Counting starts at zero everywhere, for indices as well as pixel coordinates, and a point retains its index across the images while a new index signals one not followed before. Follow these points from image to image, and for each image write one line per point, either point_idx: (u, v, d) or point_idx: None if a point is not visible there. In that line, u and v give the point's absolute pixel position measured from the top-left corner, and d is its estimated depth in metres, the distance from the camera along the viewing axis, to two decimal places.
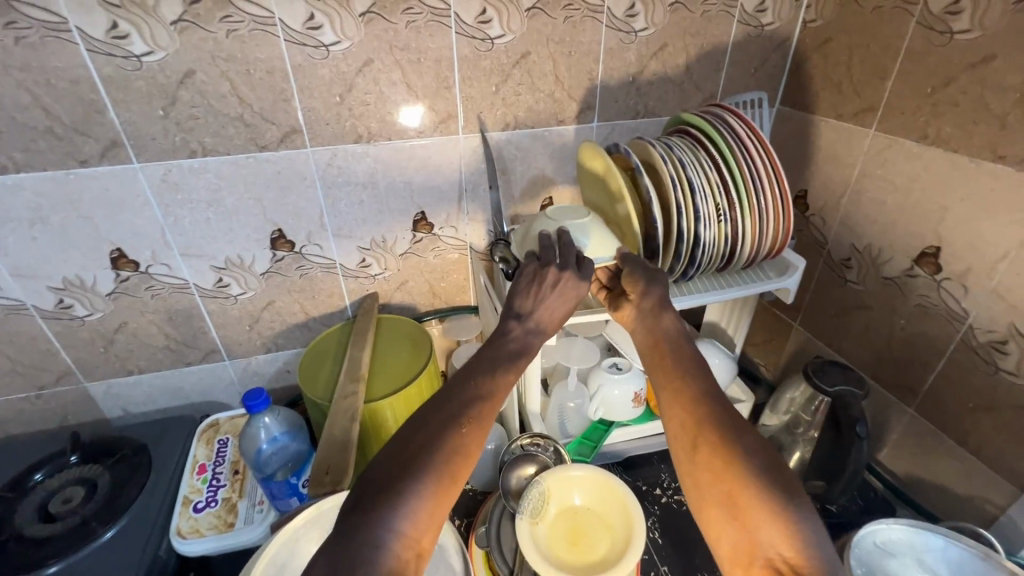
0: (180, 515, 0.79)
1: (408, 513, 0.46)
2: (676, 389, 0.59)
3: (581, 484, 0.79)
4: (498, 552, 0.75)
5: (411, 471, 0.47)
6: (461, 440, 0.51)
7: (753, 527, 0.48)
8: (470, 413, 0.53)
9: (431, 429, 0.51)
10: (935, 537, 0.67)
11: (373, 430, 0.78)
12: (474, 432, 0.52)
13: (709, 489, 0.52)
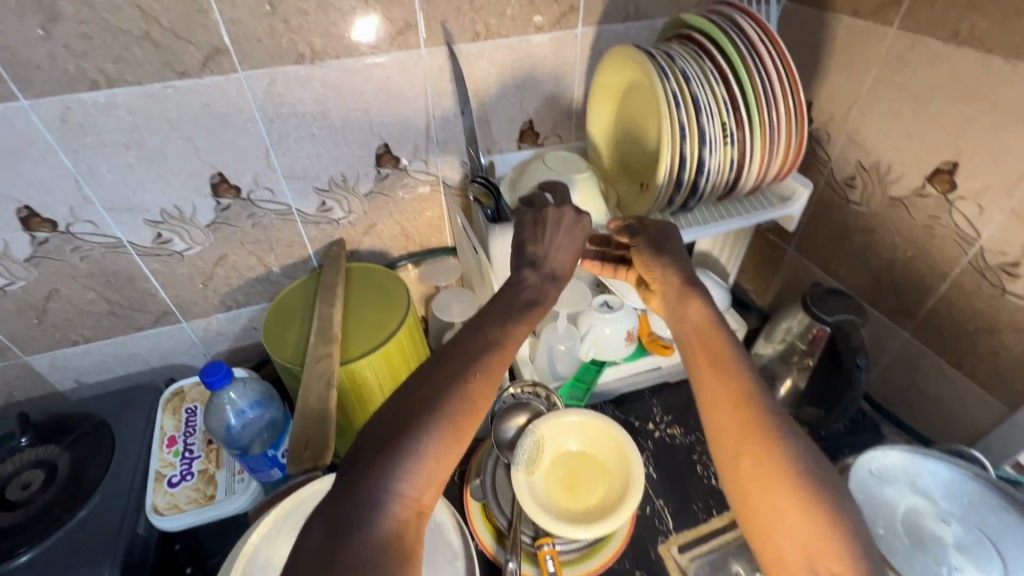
0: (154, 491, 0.74)
1: (407, 473, 0.40)
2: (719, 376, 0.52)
3: (576, 430, 0.76)
4: (495, 505, 0.72)
5: (409, 431, 0.41)
6: (470, 394, 0.44)
7: (802, 544, 0.42)
8: (478, 366, 0.46)
9: (436, 380, 0.45)
10: (926, 461, 0.67)
11: (354, 392, 0.72)
12: (488, 378, 0.46)
13: (750, 493, 0.46)
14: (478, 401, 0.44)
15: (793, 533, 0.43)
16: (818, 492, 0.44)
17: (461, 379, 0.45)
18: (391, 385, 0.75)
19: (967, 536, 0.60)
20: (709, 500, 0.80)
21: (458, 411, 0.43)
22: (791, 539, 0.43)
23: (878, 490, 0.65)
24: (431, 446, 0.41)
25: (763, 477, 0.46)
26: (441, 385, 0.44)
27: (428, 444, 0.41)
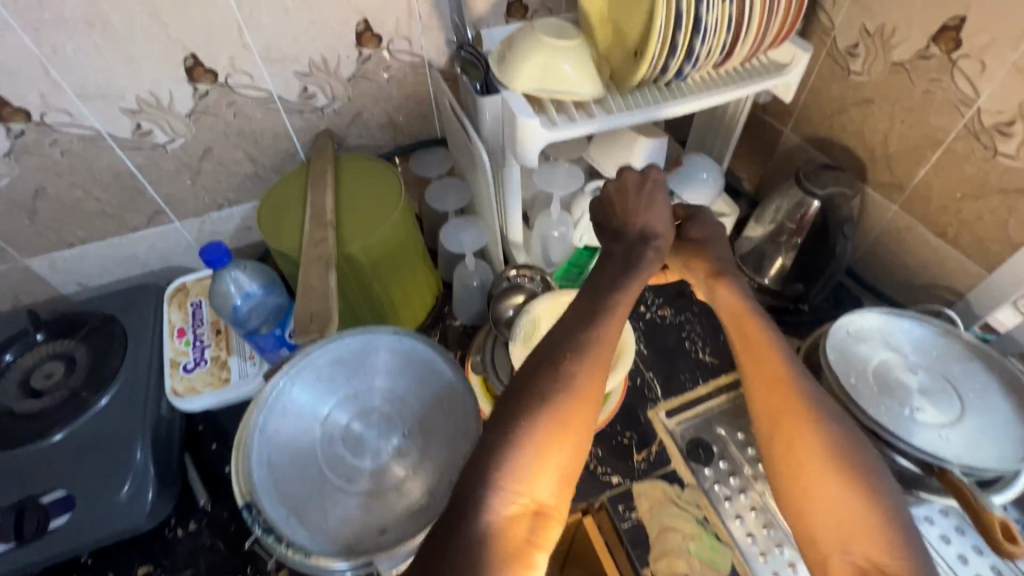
0: (171, 376, 0.79)
1: (510, 474, 0.42)
2: (763, 366, 0.54)
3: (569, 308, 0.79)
4: (495, 376, 0.78)
5: (508, 434, 0.44)
6: (569, 386, 0.46)
7: (839, 529, 0.46)
8: (567, 352, 0.48)
9: (543, 377, 0.46)
10: (903, 321, 0.71)
11: (352, 276, 0.74)
12: (595, 367, 0.47)
13: (793, 481, 0.49)
14: (569, 395, 0.46)
15: (835, 523, 0.47)
16: (864, 483, 0.47)
17: (565, 375, 0.46)
18: (391, 270, 0.77)
19: (932, 384, 0.65)
20: (695, 371, 0.86)
21: (563, 404, 0.45)
22: (829, 518, 0.47)
23: (853, 348, 0.69)
24: (536, 442, 0.43)
25: (810, 464, 0.49)
26: (544, 380, 0.46)
27: (538, 442, 0.43)
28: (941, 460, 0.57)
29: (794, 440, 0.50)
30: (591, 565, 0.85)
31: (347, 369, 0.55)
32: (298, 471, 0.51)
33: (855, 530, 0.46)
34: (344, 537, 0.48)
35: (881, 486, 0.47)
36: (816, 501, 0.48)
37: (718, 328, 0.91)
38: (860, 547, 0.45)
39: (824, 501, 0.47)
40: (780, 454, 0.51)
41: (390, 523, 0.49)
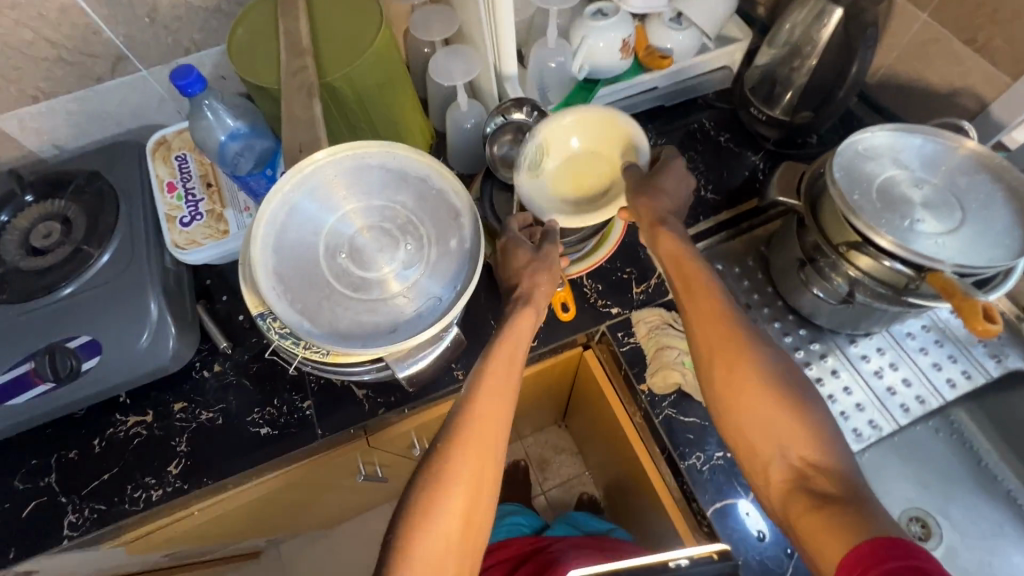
0: (169, 231, 0.78)
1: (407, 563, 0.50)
2: (707, 311, 0.61)
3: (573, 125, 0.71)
4: (492, 216, 0.77)
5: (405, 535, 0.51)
6: (448, 470, 0.53)
7: (778, 436, 0.55)
8: (445, 440, 0.55)
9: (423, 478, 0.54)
10: (913, 139, 0.69)
11: (338, 111, 0.71)
12: (470, 452, 0.54)
13: (736, 404, 0.58)
14: (448, 482, 0.52)
15: (772, 427, 0.55)
16: (795, 397, 0.56)
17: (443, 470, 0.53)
18: (379, 107, 0.73)
19: (936, 197, 0.65)
20: (696, 209, 0.87)
21: (443, 496, 0.52)
22: (764, 430, 0.56)
23: (861, 166, 0.67)
24: (422, 538, 0.51)
25: (748, 388, 0.57)
26: (431, 479, 0.53)
27: (420, 539, 0.51)
28: (934, 262, 0.58)
29: (738, 372, 0.58)
30: (590, 393, 0.92)
31: (347, 183, 0.53)
32: (304, 275, 0.51)
33: (790, 429, 0.55)
34: (357, 332, 0.49)
35: (809, 396, 0.56)
36: (759, 417, 0.56)
37: (721, 167, 0.90)
38: (793, 445, 0.54)
39: (760, 410, 0.56)
40: (723, 401, 0.59)
41: (399, 323, 0.49)
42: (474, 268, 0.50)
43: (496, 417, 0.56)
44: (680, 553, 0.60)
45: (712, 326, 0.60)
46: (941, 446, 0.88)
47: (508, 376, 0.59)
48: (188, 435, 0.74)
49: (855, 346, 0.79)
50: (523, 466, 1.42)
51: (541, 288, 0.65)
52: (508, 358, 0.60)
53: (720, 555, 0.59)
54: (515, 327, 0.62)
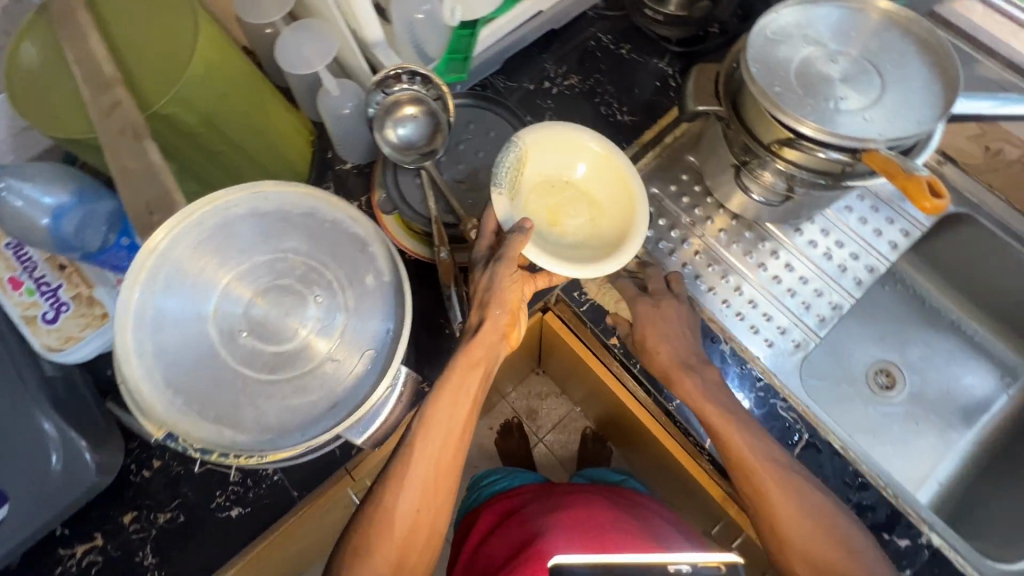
0: (33, 335, 0.63)
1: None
2: (769, 500, 0.61)
3: (593, 156, 0.68)
4: (407, 210, 0.68)
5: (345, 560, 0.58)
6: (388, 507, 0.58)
7: None
8: (388, 480, 0.59)
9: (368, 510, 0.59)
10: (821, 9, 0.65)
11: (185, 142, 0.59)
12: (412, 492, 0.59)
13: None
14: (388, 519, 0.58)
15: None
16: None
17: (399, 477, 0.59)
18: (234, 123, 0.61)
19: (853, 69, 0.62)
20: (617, 136, 0.81)
21: (397, 500, 0.58)
22: None
23: (775, 53, 0.62)
24: (379, 536, 0.58)
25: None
26: (389, 484, 0.59)
27: (378, 533, 0.58)
28: (867, 141, 0.56)
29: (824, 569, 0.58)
30: (562, 349, 0.89)
31: (215, 247, 0.43)
32: (202, 374, 0.41)
33: None
34: (289, 422, 0.41)
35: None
36: None
37: (630, 82, 0.83)
38: None
39: None
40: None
41: (339, 394, 0.42)
42: (403, 302, 0.44)
43: (452, 429, 0.60)
44: (682, 556, 0.57)
45: (795, 525, 0.59)
46: (889, 297, 0.92)
47: (461, 395, 0.60)
48: (152, 544, 0.66)
49: (801, 234, 0.79)
50: (515, 423, 1.42)
51: (495, 318, 0.60)
52: (459, 381, 0.60)
53: (728, 566, 0.56)
54: (465, 350, 0.60)
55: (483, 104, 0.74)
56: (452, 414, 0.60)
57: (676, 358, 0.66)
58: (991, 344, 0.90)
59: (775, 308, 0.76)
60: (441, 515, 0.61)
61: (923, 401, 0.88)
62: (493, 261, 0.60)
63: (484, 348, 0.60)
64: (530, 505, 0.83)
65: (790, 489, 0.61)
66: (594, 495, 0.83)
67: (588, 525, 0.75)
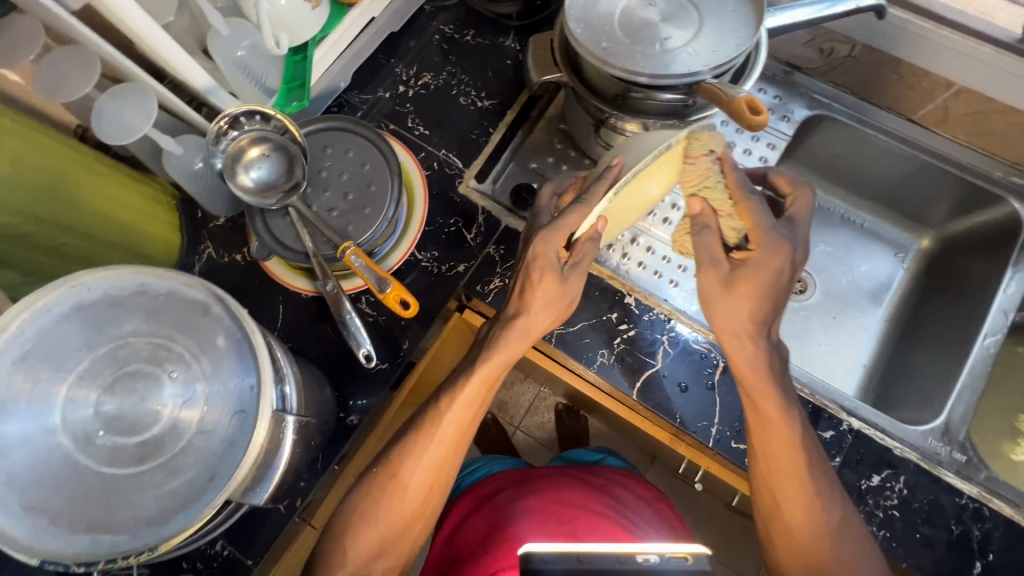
0: None
1: (361, 526, 0.60)
2: (777, 411, 0.59)
3: (665, 185, 0.65)
4: (283, 251, 0.67)
5: (364, 505, 0.61)
6: (416, 459, 0.61)
7: (793, 515, 0.59)
8: (415, 436, 0.62)
9: (389, 459, 0.62)
10: None
11: (15, 243, 0.55)
12: (436, 450, 0.61)
13: (774, 480, 0.60)
14: (411, 474, 0.61)
15: (792, 506, 0.59)
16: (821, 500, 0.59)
17: (415, 452, 0.61)
18: (66, 210, 0.57)
19: (671, 8, 0.63)
20: (483, 122, 0.81)
21: (413, 472, 0.61)
22: (792, 516, 0.59)
23: (596, 10, 0.63)
24: (390, 503, 0.61)
25: (788, 475, 0.59)
26: (404, 457, 0.61)
27: (390, 500, 0.61)
28: (694, 75, 0.58)
29: (821, 551, 0.58)
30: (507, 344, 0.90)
31: (46, 357, 0.42)
32: (64, 486, 0.40)
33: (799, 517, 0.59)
34: (173, 506, 0.41)
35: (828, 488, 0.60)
36: (784, 500, 0.60)
37: (483, 65, 0.83)
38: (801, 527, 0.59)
39: (790, 496, 0.59)
40: (786, 557, 0.60)
41: (217, 464, 0.42)
42: (259, 356, 0.43)
43: (482, 406, 0.62)
44: (647, 546, 0.46)
45: (798, 509, 0.59)
46: None
47: (491, 386, 0.62)
48: None
49: None
50: (489, 419, 1.36)
51: (542, 321, 0.60)
52: (494, 374, 0.61)
53: (695, 557, 0.46)
54: (509, 346, 0.60)
55: (336, 125, 0.72)
56: (484, 392, 0.62)
57: (742, 325, 0.58)
58: (881, 228, 0.95)
59: (673, 248, 0.79)
60: (450, 487, 0.64)
61: (835, 296, 0.93)
62: (566, 266, 0.60)
63: (523, 347, 0.61)
64: (503, 492, 0.76)
65: (793, 415, 0.60)
66: (568, 479, 0.77)
67: (561, 508, 0.71)
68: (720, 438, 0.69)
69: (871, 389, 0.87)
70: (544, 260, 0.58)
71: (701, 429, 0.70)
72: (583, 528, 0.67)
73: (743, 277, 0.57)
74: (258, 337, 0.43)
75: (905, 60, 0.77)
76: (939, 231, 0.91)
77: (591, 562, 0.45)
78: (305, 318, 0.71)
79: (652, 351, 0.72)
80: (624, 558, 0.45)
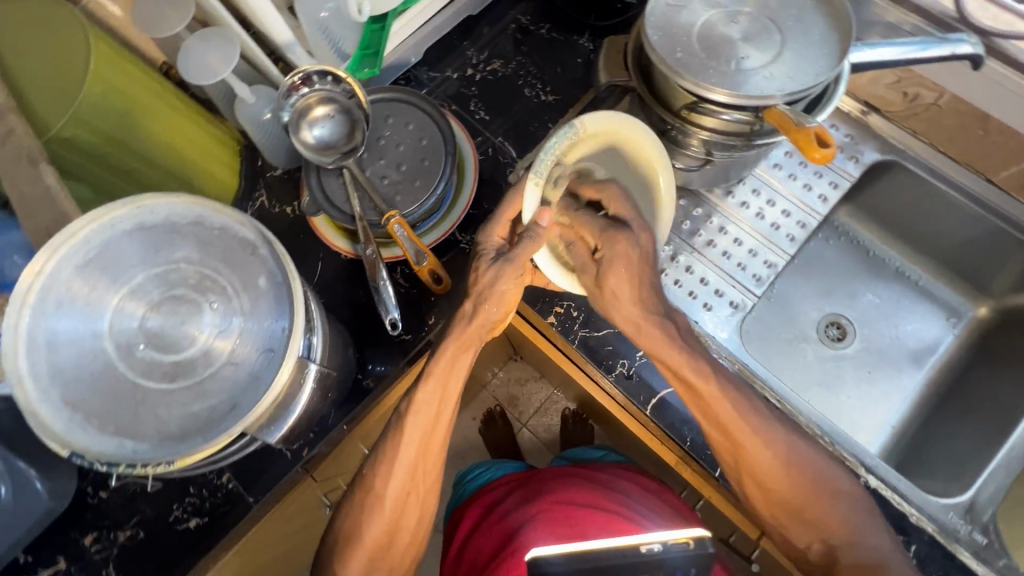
0: None
1: (353, 540, 0.62)
2: (709, 389, 0.62)
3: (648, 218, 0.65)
4: (331, 211, 0.69)
5: (353, 518, 0.63)
6: (388, 466, 0.62)
7: (767, 471, 0.63)
8: (384, 446, 0.63)
9: (367, 472, 0.64)
10: None
11: (93, 162, 0.59)
12: (407, 453, 0.62)
13: (734, 447, 0.63)
14: (384, 481, 0.62)
15: (761, 464, 0.62)
16: (778, 446, 0.62)
17: (387, 461, 0.62)
18: (141, 139, 0.60)
19: (753, 28, 0.62)
20: (543, 116, 0.81)
21: (388, 481, 0.62)
22: (777, 473, 0.62)
23: (676, 19, 0.62)
24: (373, 516, 0.62)
25: (745, 440, 0.62)
26: (378, 469, 0.63)
27: (370, 512, 0.62)
28: (766, 99, 0.56)
29: (798, 498, 0.62)
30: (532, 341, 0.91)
31: (103, 267, 0.45)
32: (99, 389, 0.43)
33: (771, 472, 0.62)
34: (194, 428, 0.43)
35: (783, 436, 0.63)
36: (752, 462, 0.63)
37: (553, 61, 0.83)
38: (778, 476, 0.62)
39: (756, 462, 0.62)
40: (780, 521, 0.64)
41: (239, 396, 0.44)
42: (294, 300, 0.45)
43: (442, 402, 0.63)
44: (652, 537, 0.57)
45: (764, 465, 0.62)
46: (835, 252, 0.93)
47: (450, 380, 0.63)
48: (115, 562, 0.67)
49: (733, 196, 0.82)
50: (497, 411, 1.36)
51: (489, 314, 0.62)
52: (449, 365, 0.62)
53: (695, 541, 0.57)
54: (453, 340, 0.62)
55: (402, 97, 0.74)
56: (441, 387, 0.63)
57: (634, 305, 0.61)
58: (935, 287, 0.91)
59: (712, 271, 0.78)
60: (428, 497, 0.65)
61: (873, 350, 0.89)
62: (494, 258, 0.62)
63: (476, 331, 0.63)
64: (507, 500, 0.77)
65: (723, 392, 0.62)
66: (570, 476, 0.77)
67: (566, 505, 0.70)
68: (728, 470, 0.68)
69: (895, 451, 0.84)
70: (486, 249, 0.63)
71: (710, 457, 0.69)
72: (590, 522, 0.67)
73: (607, 273, 0.60)
74: (279, 250, 0.45)
75: (993, 116, 0.73)
76: (997, 301, 0.87)
77: (594, 559, 0.57)
78: (340, 278, 0.73)
79: None
80: (629, 548, 0.56)
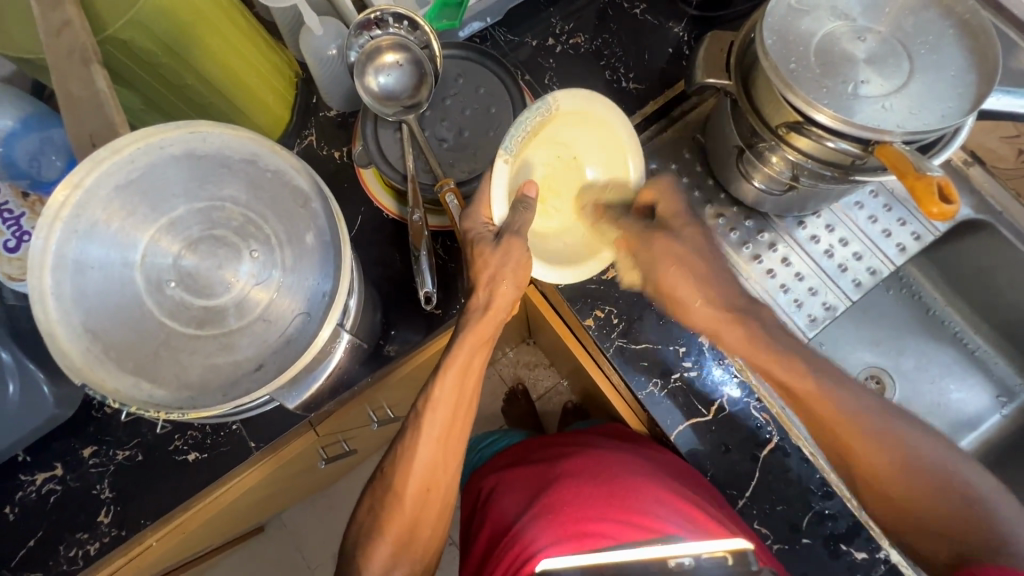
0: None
1: (377, 537, 0.59)
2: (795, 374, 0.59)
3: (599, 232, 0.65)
4: (383, 165, 0.65)
5: (379, 513, 0.60)
6: (411, 458, 0.60)
7: (870, 457, 0.58)
8: (405, 438, 0.61)
9: (388, 462, 0.61)
10: None
11: (151, 74, 0.55)
12: (433, 445, 0.60)
13: (833, 432, 0.59)
14: (406, 476, 0.60)
15: (863, 450, 0.58)
16: (890, 434, 0.58)
17: (407, 455, 0.60)
18: (206, 61, 0.56)
19: (881, 50, 0.55)
20: (619, 104, 0.76)
21: (405, 480, 0.59)
22: (889, 467, 0.57)
23: (796, 25, 0.56)
24: (393, 516, 0.60)
25: (841, 422, 0.58)
26: (397, 467, 0.60)
27: (389, 512, 0.60)
28: (881, 133, 0.50)
29: (912, 496, 0.57)
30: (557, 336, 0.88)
31: (147, 192, 0.44)
32: (122, 323, 0.43)
33: (872, 456, 0.58)
34: (213, 383, 0.43)
35: (904, 431, 0.58)
36: (853, 447, 0.58)
37: (641, 46, 0.77)
38: (885, 465, 0.57)
39: (861, 447, 0.58)
40: (881, 509, 0.59)
41: (267, 356, 0.44)
42: (341, 264, 0.45)
43: (462, 395, 0.60)
44: (683, 549, 0.56)
45: (884, 471, 0.57)
46: (893, 303, 0.87)
47: (468, 371, 0.60)
48: (110, 479, 0.67)
49: (804, 228, 0.76)
50: (520, 389, 1.34)
51: (502, 297, 0.58)
52: (467, 361, 0.59)
53: (734, 556, 0.55)
54: (472, 331, 0.58)
55: (476, 58, 0.68)
56: (461, 369, 0.59)
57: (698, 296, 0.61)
58: (992, 361, 0.85)
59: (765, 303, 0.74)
60: (448, 493, 0.62)
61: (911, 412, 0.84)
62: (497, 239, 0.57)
63: (491, 328, 0.59)
64: (515, 471, 0.72)
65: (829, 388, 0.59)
66: (580, 445, 0.71)
67: (604, 476, 0.64)
68: (743, 511, 0.67)
69: None
70: (476, 234, 0.57)
71: (728, 497, 0.67)
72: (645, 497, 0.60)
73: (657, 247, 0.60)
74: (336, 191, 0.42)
75: None
76: None
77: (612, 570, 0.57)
78: (379, 236, 0.70)
79: (706, 401, 0.68)
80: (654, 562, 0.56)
